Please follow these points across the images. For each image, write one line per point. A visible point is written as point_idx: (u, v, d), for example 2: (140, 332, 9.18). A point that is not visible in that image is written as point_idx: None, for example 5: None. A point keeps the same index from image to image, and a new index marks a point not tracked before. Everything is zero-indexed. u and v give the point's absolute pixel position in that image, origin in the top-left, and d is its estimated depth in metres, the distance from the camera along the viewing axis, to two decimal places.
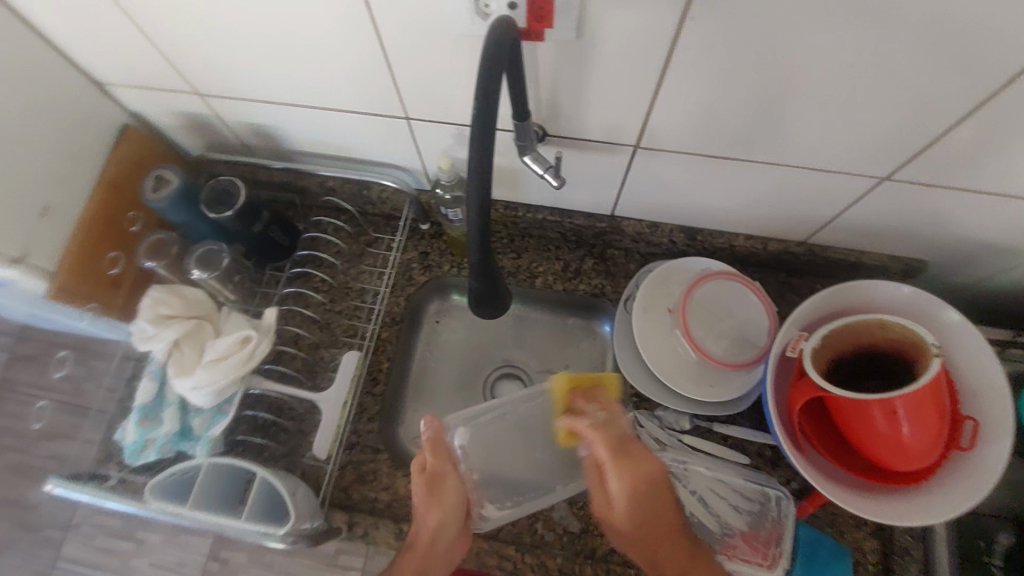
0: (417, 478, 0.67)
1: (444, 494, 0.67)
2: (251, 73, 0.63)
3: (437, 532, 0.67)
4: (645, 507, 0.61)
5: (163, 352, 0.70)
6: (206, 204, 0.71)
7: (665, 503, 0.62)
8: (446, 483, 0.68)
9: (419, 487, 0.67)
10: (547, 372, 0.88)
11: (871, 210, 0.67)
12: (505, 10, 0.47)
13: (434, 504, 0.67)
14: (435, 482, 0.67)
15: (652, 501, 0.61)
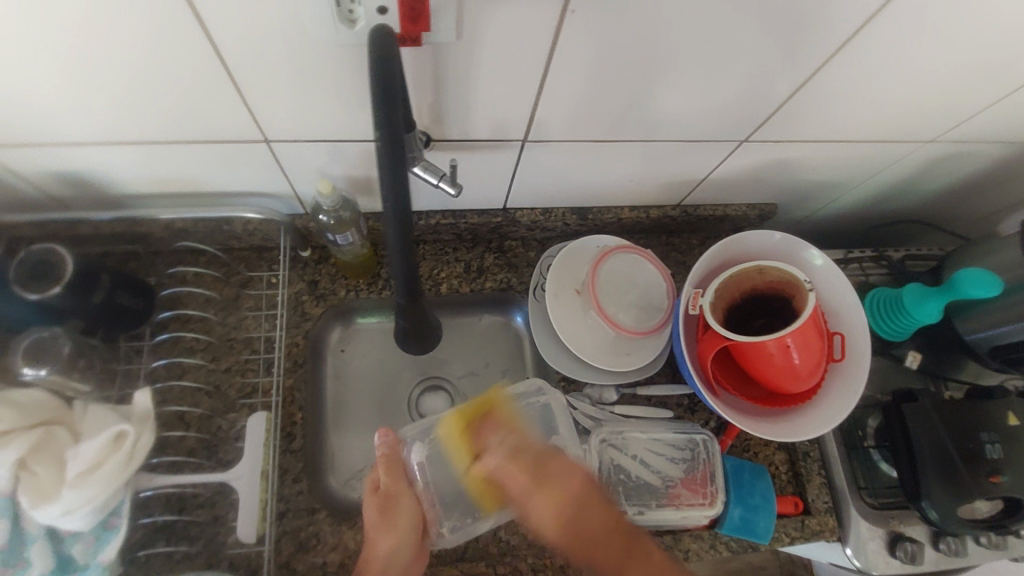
0: (372, 499, 0.67)
1: (396, 515, 0.66)
2: (46, 110, 0.50)
3: (391, 561, 0.63)
4: (546, 505, 0.63)
5: (5, 480, 0.54)
6: (20, 282, 0.57)
7: (572, 501, 0.62)
8: (401, 501, 0.67)
9: (372, 509, 0.66)
10: (470, 376, 0.85)
11: (735, 168, 0.74)
12: (374, 15, 0.42)
13: (387, 522, 0.65)
14: (388, 500, 0.66)
15: (571, 503, 0.62)
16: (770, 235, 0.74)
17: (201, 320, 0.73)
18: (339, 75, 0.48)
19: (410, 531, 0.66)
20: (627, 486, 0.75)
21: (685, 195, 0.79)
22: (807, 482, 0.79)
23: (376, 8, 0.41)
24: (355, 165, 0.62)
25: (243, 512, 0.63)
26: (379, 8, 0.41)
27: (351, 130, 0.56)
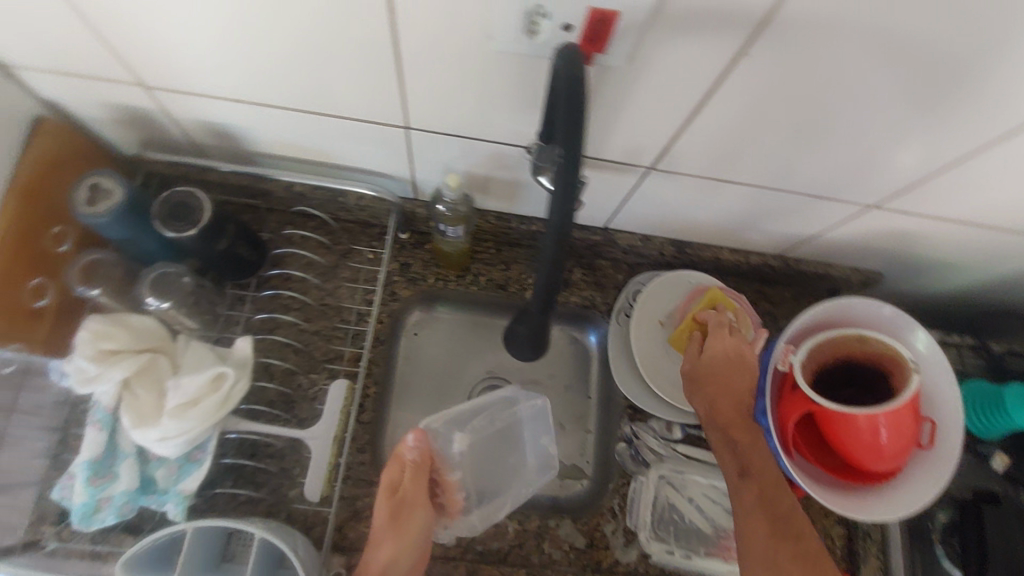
0: (385, 501, 0.63)
1: (407, 522, 0.63)
2: (219, 70, 0.52)
3: (390, 567, 0.61)
4: (717, 380, 0.66)
5: (110, 395, 0.59)
6: (159, 219, 0.59)
7: (741, 412, 0.64)
8: (416, 505, 0.64)
9: (382, 513, 0.62)
10: (533, 384, 0.83)
11: (852, 230, 0.72)
12: (558, 32, 0.43)
13: (394, 529, 0.62)
14: (401, 506, 0.63)
15: (726, 378, 0.65)
16: (879, 306, 0.72)
17: (300, 281, 0.76)
18: (501, 79, 0.49)
19: (421, 534, 0.64)
20: (677, 527, 0.74)
21: (789, 247, 0.78)
22: (861, 563, 0.76)
23: (562, 25, 0.42)
24: (479, 162, 0.64)
25: (312, 474, 0.66)
26: (565, 26, 0.42)
27: (490, 131, 0.57)
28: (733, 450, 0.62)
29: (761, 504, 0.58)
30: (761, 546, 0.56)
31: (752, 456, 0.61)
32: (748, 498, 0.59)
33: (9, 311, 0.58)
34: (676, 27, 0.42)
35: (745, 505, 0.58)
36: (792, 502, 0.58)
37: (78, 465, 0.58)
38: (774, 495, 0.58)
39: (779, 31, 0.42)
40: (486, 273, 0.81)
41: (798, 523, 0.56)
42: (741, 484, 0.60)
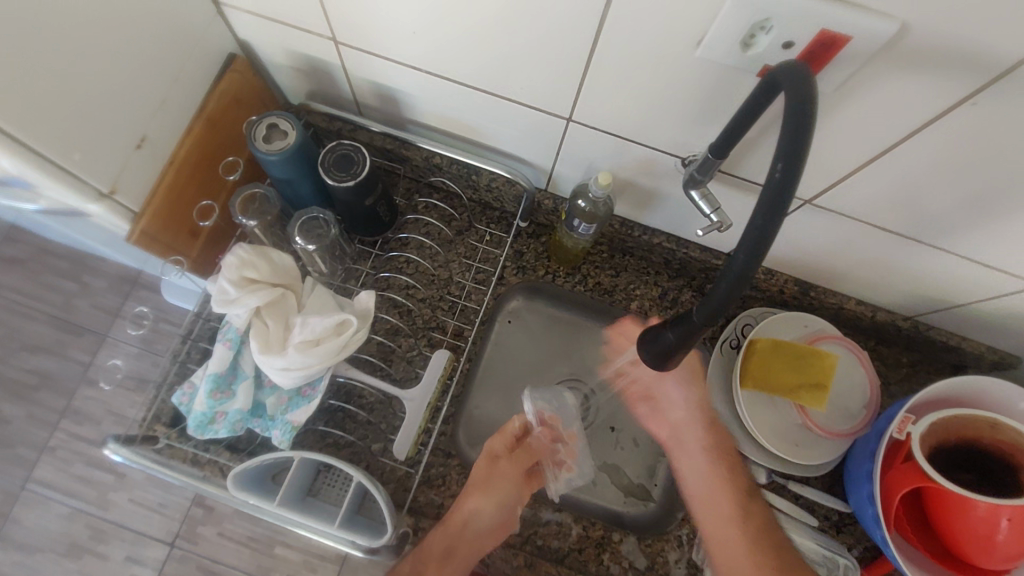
0: (483, 460, 0.68)
1: (496, 484, 0.67)
2: (411, 34, 0.55)
3: (472, 518, 0.65)
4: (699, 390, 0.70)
5: (242, 319, 0.63)
6: (324, 167, 0.62)
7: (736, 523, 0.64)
8: (512, 472, 0.69)
9: (477, 470, 0.68)
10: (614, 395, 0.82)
11: (1005, 306, 0.67)
12: (775, 48, 0.42)
13: (481, 488, 0.66)
14: (494, 470, 0.68)
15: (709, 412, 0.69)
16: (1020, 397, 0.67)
17: (418, 248, 0.78)
18: (690, 87, 0.49)
19: (507, 502, 0.67)
20: None
21: (924, 311, 0.74)
22: None
23: (782, 43, 0.41)
24: (626, 165, 0.64)
25: (403, 430, 0.66)
26: (786, 44, 0.41)
27: (654, 137, 0.57)
28: (709, 450, 0.68)
29: (739, 510, 0.63)
30: (744, 561, 0.60)
31: (725, 456, 0.68)
32: (726, 501, 0.64)
33: (177, 224, 0.63)
34: (903, 62, 0.41)
35: (726, 510, 0.63)
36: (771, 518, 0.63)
37: (203, 377, 0.62)
38: (753, 507, 0.63)
39: (1017, 85, 0.39)
40: (595, 275, 0.81)
41: (780, 542, 0.61)
42: (716, 480, 0.66)
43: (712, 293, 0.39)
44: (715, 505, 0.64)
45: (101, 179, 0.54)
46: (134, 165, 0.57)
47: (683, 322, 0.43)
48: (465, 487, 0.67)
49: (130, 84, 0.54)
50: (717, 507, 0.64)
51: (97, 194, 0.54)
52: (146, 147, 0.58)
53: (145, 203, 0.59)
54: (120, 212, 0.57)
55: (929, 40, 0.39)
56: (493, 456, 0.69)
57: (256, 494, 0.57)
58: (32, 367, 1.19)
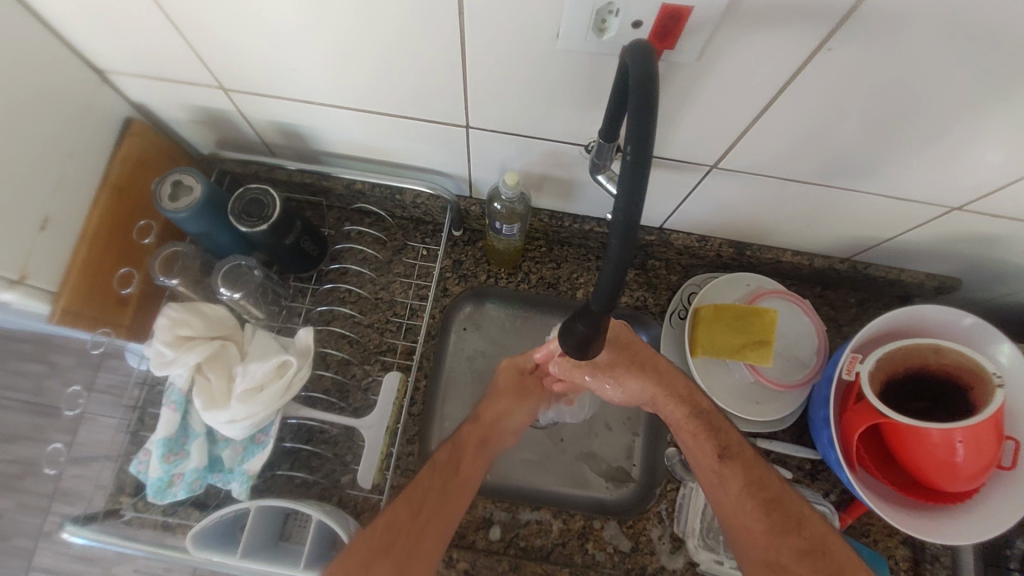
0: (511, 372, 0.70)
1: (525, 396, 0.70)
2: (291, 71, 0.55)
3: (502, 421, 0.68)
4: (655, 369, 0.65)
5: (184, 378, 0.63)
6: (235, 216, 0.63)
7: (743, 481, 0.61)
8: (539, 383, 0.71)
9: (506, 380, 0.69)
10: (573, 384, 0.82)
11: (928, 234, 0.68)
12: (627, 29, 0.42)
13: (511, 395, 0.69)
14: (525, 381, 0.70)
15: (672, 384, 0.65)
16: (960, 316, 0.68)
17: (356, 275, 0.78)
18: (566, 77, 0.49)
19: (531, 412, 0.71)
20: None
21: (857, 251, 0.75)
22: None
23: (632, 23, 0.42)
24: (536, 161, 0.64)
25: (365, 459, 0.66)
26: (635, 23, 0.42)
27: (552, 129, 0.57)
28: (701, 435, 0.63)
29: (748, 490, 0.59)
30: (766, 540, 0.58)
31: (720, 438, 0.62)
32: (733, 484, 0.60)
33: (100, 297, 0.63)
34: (751, 21, 0.41)
35: (735, 493, 0.60)
36: (776, 483, 0.60)
37: (154, 442, 0.62)
38: (760, 480, 0.60)
39: (860, 23, 0.41)
40: (536, 271, 0.81)
41: (792, 507, 0.59)
42: (722, 469, 0.61)
43: (601, 277, 0.39)
44: (723, 491, 0.60)
45: (7, 267, 0.54)
46: (42, 246, 0.57)
47: (590, 314, 0.43)
48: (492, 391, 0.69)
49: (20, 167, 0.54)
50: (722, 490, 0.60)
51: (7, 282, 0.54)
52: (51, 226, 0.58)
53: (62, 282, 0.60)
54: (36, 295, 0.57)
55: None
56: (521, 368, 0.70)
57: (222, 549, 0.58)
58: (13, 457, 1.18)
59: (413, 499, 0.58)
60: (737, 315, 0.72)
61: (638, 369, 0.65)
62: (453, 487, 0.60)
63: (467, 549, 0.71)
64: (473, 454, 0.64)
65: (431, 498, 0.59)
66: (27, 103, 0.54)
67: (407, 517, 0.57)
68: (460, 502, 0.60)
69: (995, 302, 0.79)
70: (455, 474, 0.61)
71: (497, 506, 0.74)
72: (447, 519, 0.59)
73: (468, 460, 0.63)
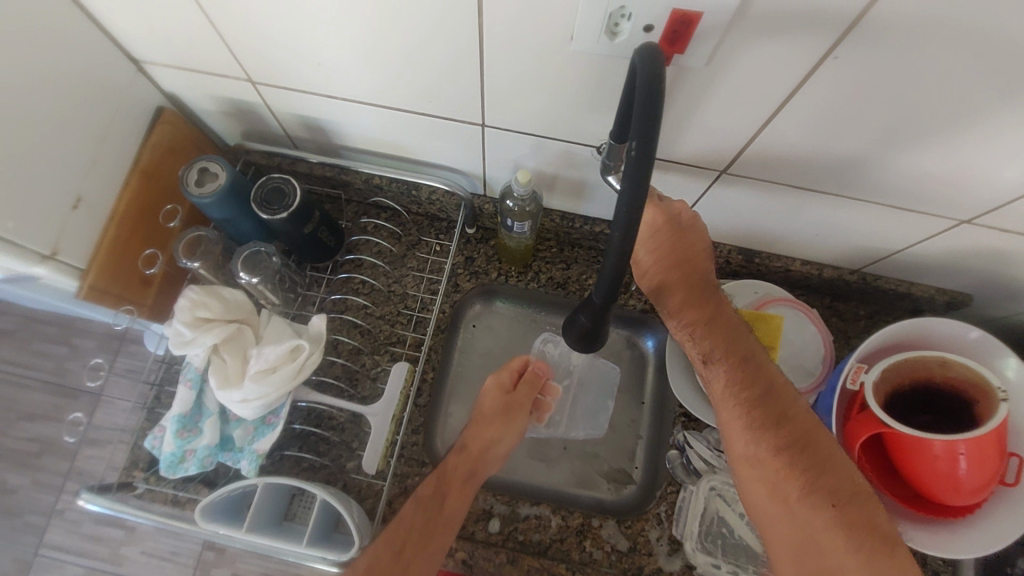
0: (496, 395, 0.72)
1: (512, 416, 0.71)
2: (316, 67, 0.57)
3: (491, 445, 0.69)
4: (724, 332, 0.61)
5: (202, 358, 0.65)
6: (257, 203, 0.65)
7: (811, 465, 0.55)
8: (524, 401, 0.73)
9: (492, 403, 0.71)
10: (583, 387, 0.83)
11: (937, 247, 0.68)
12: (638, 33, 0.44)
13: (497, 419, 0.71)
14: (511, 404, 0.72)
15: (736, 346, 0.60)
16: (966, 329, 0.68)
17: (371, 267, 0.80)
18: (578, 79, 0.51)
19: (519, 431, 0.72)
20: (726, 541, 0.72)
21: (867, 262, 0.75)
22: None
23: (644, 27, 0.44)
24: (550, 161, 0.66)
25: (370, 445, 0.68)
26: (647, 27, 0.43)
27: (565, 131, 0.59)
28: (738, 391, 0.58)
29: (780, 451, 0.55)
30: (796, 506, 0.54)
31: (758, 395, 0.57)
32: (766, 445, 0.56)
33: (125, 276, 0.66)
34: (758, 30, 0.43)
35: (767, 456, 0.55)
36: (816, 444, 0.55)
37: (169, 418, 0.65)
38: (796, 441, 0.55)
39: (866, 32, 0.42)
40: (546, 271, 0.83)
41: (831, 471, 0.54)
42: (755, 430, 0.56)
43: (599, 272, 0.43)
44: (755, 452, 0.56)
45: (41, 242, 0.57)
46: (73, 224, 0.60)
47: (590, 307, 0.46)
48: (481, 415, 0.71)
49: (57, 147, 0.57)
50: (764, 462, 0.56)
51: (39, 256, 0.57)
52: (83, 206, 0.61)
53: (90, 260, 0.62)
54: (65, 270, 0.60)
55: (772, 7, 0.41)
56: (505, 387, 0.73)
57: (229, 522, 0.60)
58: (31, 435, 1.21)
59: (401, 532, 0.60)
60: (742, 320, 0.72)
61: (690, 312, 0.61)
62: (436, 526, 0.62)
63: (466, 540, 0.72)
64: (460, 486, 0.65)
65: (415, 535, 0.61)
66: (66, 86, 0.56)
67: (390, 557, 0.59)
68: (443, 540, 0.62)
69: (1005, 320, 0.79)
70: (441, 510, 0.63)
71: (498, 500, 0.75)
72: (428, 560, 0.61)
73: (454, 494, 0.65)
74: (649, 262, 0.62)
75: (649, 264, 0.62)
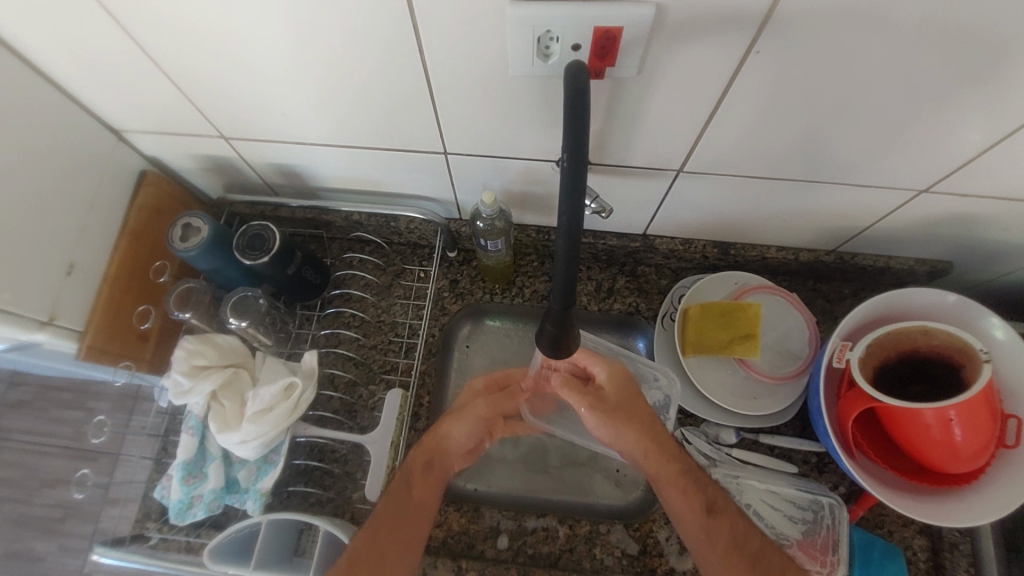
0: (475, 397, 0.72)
1: (470, 412, 0.70)
2: (278, 116, 0.60)
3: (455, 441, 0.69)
4: (636, 413, 0.66)
5: (201, 406, 0.67)
6: (239, 250, 0.68)
7: (741, 532, 0.62)
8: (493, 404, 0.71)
9: (467, 402, 0.71)
10: None
11: (905, 218, 0.69)
12: (568, 52, 0.46)
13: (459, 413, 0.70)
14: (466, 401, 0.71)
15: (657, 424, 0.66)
16: (944, 295, 0.68)
17: (359, 300, 0.82)
18: (523, 100, 0.53)
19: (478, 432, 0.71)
20: None
21: (841, 242, 0.76)
22: None
23: (572, 46, 0.46)
24: (514, 180, 0.68)
25: (372, 473, 0.70)
26: (575, 46, 0.46)
27: (521, 148, 0.61)
28: (690, 492, 0.63)
29: (734, 545, 0.61)
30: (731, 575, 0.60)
31: (708, 494, 0.64)
32: (721, 542, 0.62)
33: (123, 333, 0.69)
34: (679, 35, 0.45)
35: (720, 550, 0.61)
36: (759, 537, 0.62)
37: (174, 466, 0.67)
38: (746, 534, 0.62)
39: (780, 25, 0.44)
40: (530, 285, 0.84)
41: (774, 562, 0.61)
42: (710, 525, 0.62)
43: (555, 269, 0.44)
44: (711, 540, 0.62)
45: (38, 310, 0.60)
46: (68, 291, 0.63)
47: (553, 312, 0.48)
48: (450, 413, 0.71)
49: (47, 222, 0.61)
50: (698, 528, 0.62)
51: (38, 323, 0.61)
52: (76, 272, 0.64)
53: (87, 322, 0.66)
54: (63, 334, 0.63)
55: (686, 13, 0.43)
56: (580, 387, 0.68)
57: (238, 561, 0.62)
58: (54, 501, 1.23)
59: (393, 498, 0.63)
60: (720, 311, 0.73)
61: (631, 422, 0.66)
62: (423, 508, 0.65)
63: (476, 559, 0.72)
64: (423, 475, 0.66)
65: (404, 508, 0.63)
66: (52, 163, 0.60)
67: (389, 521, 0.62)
68: (417, 527, 0.64)
69: (991, 282, 0.79)
70: (411, 501, 0.64)
71: (501, 515, 0.75)
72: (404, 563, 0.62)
73: (421, 483, 0.65)
74: (608, 392, 0.67)
75: (609, 400, 0.67)
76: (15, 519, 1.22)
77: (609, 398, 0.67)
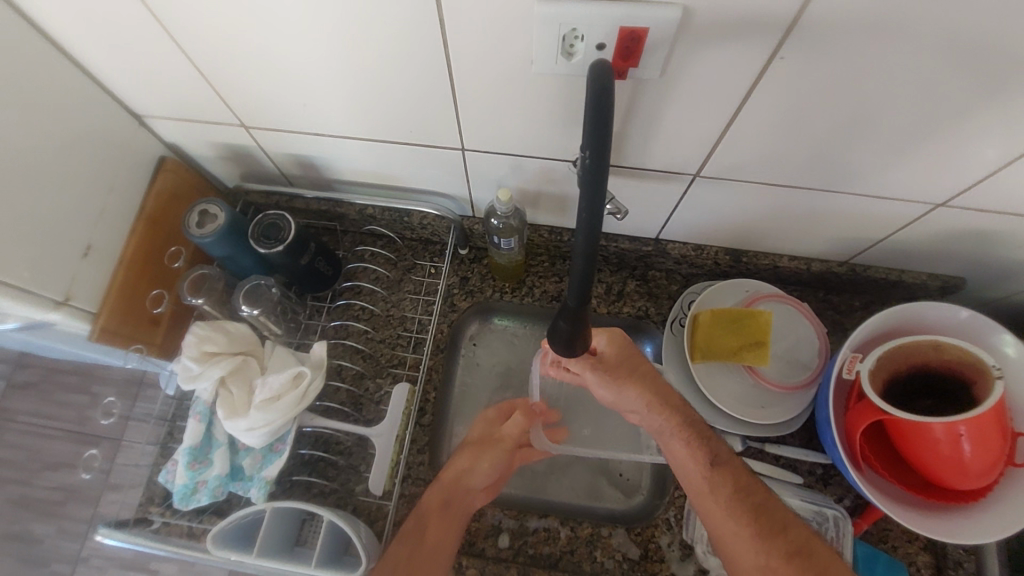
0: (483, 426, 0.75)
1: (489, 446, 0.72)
2: (298, 106, 0.61)
3: (466, 473, 0.70)
4: (638, 373, 0.67)
5: (209, 392, 0.67)
6: (254, 239, 0.69)
7: (745, 486, 0.60)
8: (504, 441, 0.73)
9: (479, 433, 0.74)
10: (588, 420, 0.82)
11: (920, 232, 0.69)
12: (592, 52, 0.47)
13: (476, 447, 0.72)
14: (491, 435, 0.74)
15: (658, 380, 0.67)
16: (956, 310, 0.68)
17: (369, 293, 0.83)
18: (545, 99, 0.54)
19: (499, 466, 0.72)
20: None
21: (854, 254, 0.76)
22: None
23: (596, 45, 0.46)
24: (530, 179, 0.69)
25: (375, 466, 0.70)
26: (599, 45, 0.46)
27: (539, 147, 0.61)
28: (694, 444, 0.62)
29: (737, 499, 0.59)
30: (738, 529, 0.58)
31: (712, 447, 0.62)
32: (723, 494, 0.59)
33: (135, 317, 0.70)
34: (703, 38, 0.46)
35: (723, 501, 0.59)
36: (763, 491, 0.60)
37: (180, 450, 0.67)
38: (747, 486, 0.60)
39: (805, 32, 0.44)
40: (540, 285, 0.84)
41: (778, 514, 0.58)
42: (714, 476, 0.60)
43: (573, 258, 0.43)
44: (715, 493, 0.59)
45: (54, 290, 0.61)
46: (84, 271, 0.64)
47: (568, 310, 0.48)
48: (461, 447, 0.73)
49: (67, 203, 0.61)
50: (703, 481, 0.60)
51: (54, 303, 0.61)
52: (93, 254, 0.65)
53: (101, 304, 0.67)
54: (77, 314, 0.64)
55: (711, 16, 0.43)
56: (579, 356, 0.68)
57: (241, 549, 0.62)
58: (54, 484, 1.23)
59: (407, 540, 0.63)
60: (731, 319, 0.75)
61: (635, 379, 0.66)
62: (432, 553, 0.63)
63: (476, 556, 0.72)
64: (439, 517, 0.66)
65: (415, 549, 0.62)
66: (75, 144, 0.61)
67: (403, 560, 0.61)
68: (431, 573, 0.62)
69: (1004, 299, 0.78)
70: (423, 545, 0.63)
71: (504, 514, 0.75)
72: None
73: (434, 527, 0.65)
74: (607, 355, 0.68)
75: (607, 365, 0.67)
76: (15, 501, 1.22)
77: (608, 363, 0.67)
